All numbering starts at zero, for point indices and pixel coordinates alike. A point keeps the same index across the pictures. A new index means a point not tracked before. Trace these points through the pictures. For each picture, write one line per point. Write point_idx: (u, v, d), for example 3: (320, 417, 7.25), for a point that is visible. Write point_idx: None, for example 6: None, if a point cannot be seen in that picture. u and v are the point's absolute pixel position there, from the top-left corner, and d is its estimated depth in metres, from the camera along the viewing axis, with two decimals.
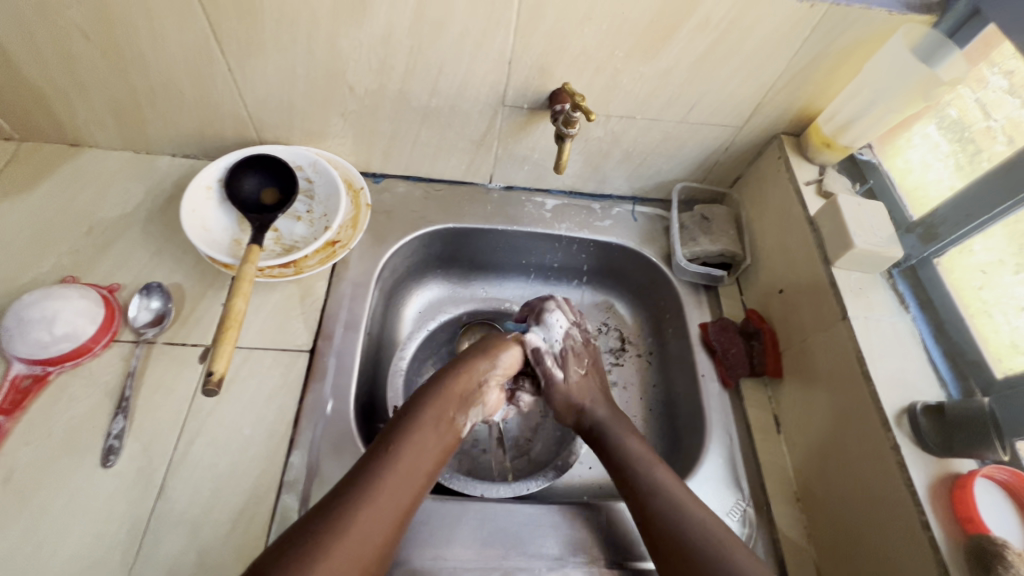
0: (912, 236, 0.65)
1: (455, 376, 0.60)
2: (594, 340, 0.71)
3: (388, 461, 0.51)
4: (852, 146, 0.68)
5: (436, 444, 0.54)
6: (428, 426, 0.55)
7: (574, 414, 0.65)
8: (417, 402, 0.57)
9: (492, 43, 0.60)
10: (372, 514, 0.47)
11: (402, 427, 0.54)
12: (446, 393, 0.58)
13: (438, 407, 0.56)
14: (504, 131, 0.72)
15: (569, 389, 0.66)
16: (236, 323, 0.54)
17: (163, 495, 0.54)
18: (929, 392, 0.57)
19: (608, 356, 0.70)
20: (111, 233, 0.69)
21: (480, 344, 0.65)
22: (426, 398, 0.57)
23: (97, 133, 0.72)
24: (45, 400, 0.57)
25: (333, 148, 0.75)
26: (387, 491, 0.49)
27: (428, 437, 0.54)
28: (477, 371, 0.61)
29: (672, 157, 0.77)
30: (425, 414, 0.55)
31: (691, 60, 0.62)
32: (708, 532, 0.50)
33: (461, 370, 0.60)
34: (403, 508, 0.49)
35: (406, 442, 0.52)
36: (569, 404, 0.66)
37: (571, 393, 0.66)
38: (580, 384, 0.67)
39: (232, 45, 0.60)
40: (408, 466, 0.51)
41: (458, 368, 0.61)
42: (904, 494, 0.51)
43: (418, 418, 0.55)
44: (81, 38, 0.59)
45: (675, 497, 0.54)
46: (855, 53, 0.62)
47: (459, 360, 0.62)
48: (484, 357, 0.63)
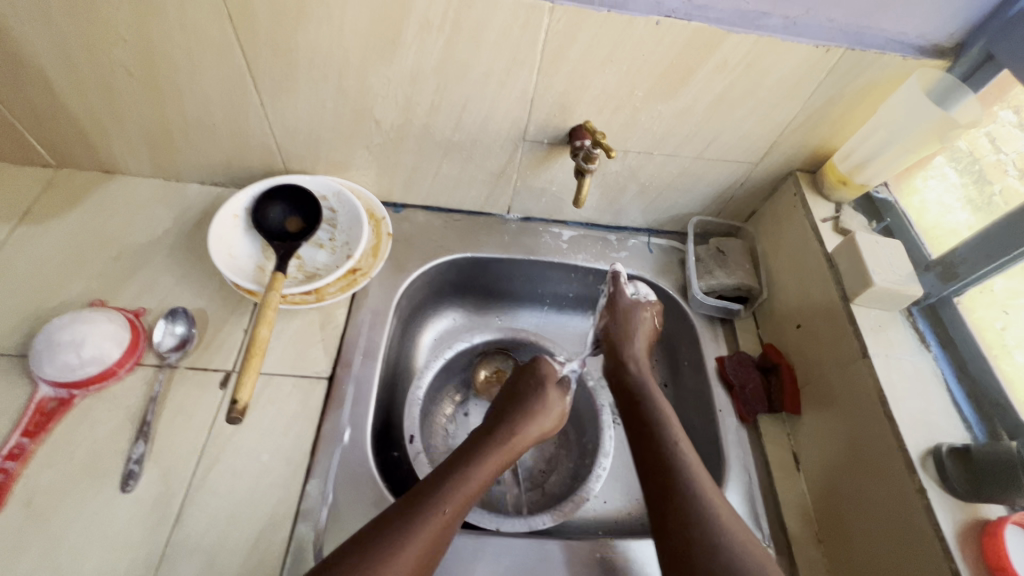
0: (930, 275, 0.64)
1: (532, 417, 0.66)
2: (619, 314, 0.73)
3: (457, 480, 0.55)
4: (868, 185, 0.69)
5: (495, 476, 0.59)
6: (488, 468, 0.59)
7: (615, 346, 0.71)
8: (486, 435, 0.63)
9: (515, 82, 0.62)
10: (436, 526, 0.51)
11: (473, 454, 0.59)
12: (518, 431, 0.64)
13: (507, 444, 0.62)
14: (523, 165, 0.74)
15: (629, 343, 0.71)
16: (260, 351, 0.55)
17: (179, 522, 0.54)
18: (953, 434, 0.56)
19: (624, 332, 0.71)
20: (139, 258, 0.71)
21: (546, 378, 0.70)
22: (497, 433, 0.63)
23: (131, 160, 0.75)
24: (68, 422, 0.58)
25: (356, 179, 0.77)
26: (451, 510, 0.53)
27: (492, 467, 0.59)
28: (544, 414, 0.67)
29: (689, 191, 0.78)
30: (495, 447, 0.61)
31: (709, 100, 0.64)
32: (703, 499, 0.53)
33: (538, 412, 0.66)
34: (455, 528, 0.54)
35: (477, 468, 0.58)
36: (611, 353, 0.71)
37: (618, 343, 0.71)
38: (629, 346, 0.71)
39: (266, 81, 0.62)
40: (476, 490, 0.56)
41: (532, 414, 0.66)
42: (931, 540, 0.50)
43: (489, 449, 0.60)
44: (124, 73, 0.62)
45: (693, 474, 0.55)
46: (868, 97, 0.64)
47: (536, 399, 0.67)
48: (550, 395, 0.69)
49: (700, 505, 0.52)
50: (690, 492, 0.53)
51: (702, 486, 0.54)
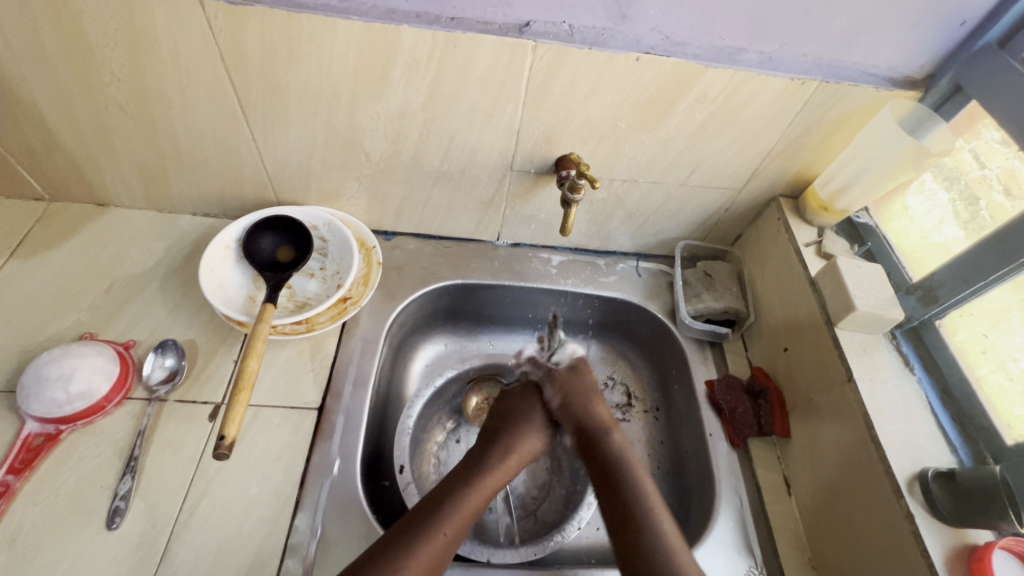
0: (911, 298, 0.65)
1: (516, 444, 0.65)
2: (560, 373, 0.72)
3: (439, 515, 0.55)
4: (848, 210, 0.71)
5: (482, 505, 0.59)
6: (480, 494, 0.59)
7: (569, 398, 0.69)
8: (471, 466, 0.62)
9: (501, 115, 0.64)
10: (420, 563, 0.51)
11: (456, 488, 0.58)
12: (503, 463, 0.63)
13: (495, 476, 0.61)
14: (512, 193, 0.75)
15: (586, 380, 0.71)
16: (249, 384, 0.55)
17: (165, 559, 0.53)
18: (939, 457, 0.57)
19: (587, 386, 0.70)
20: (130, 290, 0.71)
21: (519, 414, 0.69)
22: (483, 464, 0.62)
23: (124, 193, 0.76)
24: (55, 458, 0.58)
25: (347, 209, 0.78)
26: (434, 545, 0.52)
27: (485, 492, 0.59)
28: (527, 440, 0.66)
29: (675, 216, 0.80)
30: (481, 479, 0.60)
31: (691, 130, 0.65)
32: (653, 520, 0.55)
33: (523, 440, 0.66)
34: (444, 559, 0.53)
35: (462, 502, 0.57)
36: (568, 402, 0.68)
37: (573, 385, 0.70)
38: (590, 383, 0.71)
39: (258, 117, 0.64)
40: (461, 525, 0.55)
41: (524, 435, 0.66)
42: (921, 567, 0.50)
43: (471, 482, 0.59)
44: (117, 111, 0.63)
45: (646, 496, 0.58)
46: (845, 125, 0.65)
47: (514, 430, 0.66)
48: (526, 422, 0.67)
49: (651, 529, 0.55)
50: (647, 516, 0.56)
51: (660, 521, 0.55)
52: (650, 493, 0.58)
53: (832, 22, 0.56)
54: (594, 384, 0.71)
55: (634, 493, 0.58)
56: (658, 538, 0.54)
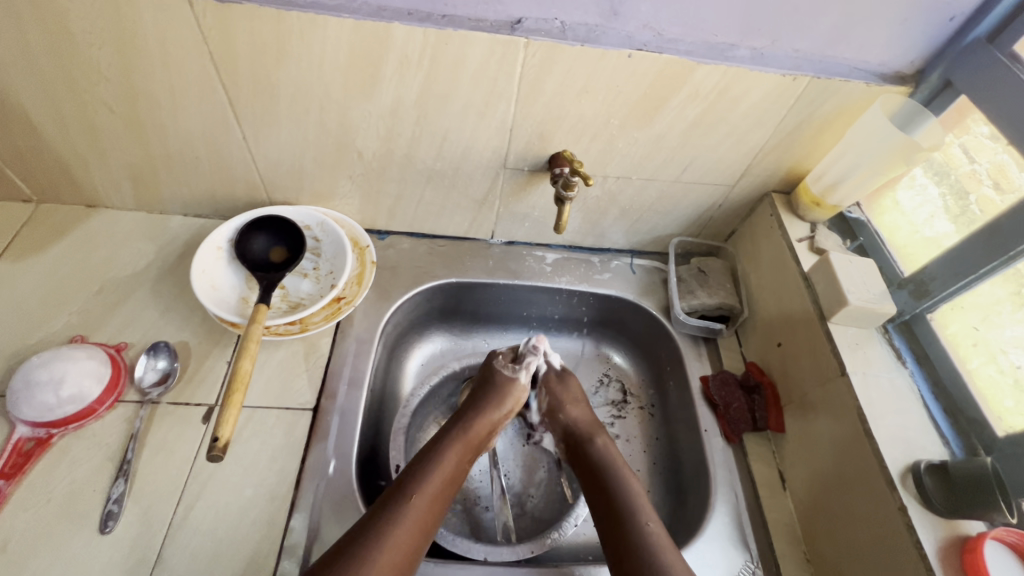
0: (903, 292, 0.66)
1: (476, 415, 0.66)
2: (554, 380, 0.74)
3: (411, 496, 0.55)
4: (840, 205, 0.71)
5: (449, 486, 0.59)
6: (446, 468, 0.59)
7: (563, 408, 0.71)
8: (436, 444, 0.62)
9: (494, 113, 0.63)
10: (396, 548, 0.51)
11: (423, 470, 0.57)
12: (463, 433, 0.63)
13: (457, 443, 0.62)
14: (506, 191, 0.75)
15: (572, 383, 0.74)
16: (242, 386, 0.55)
17: (160, 563, 0.53)
18: (931, 450, 0.57)
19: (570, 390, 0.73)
20: (120, 292, 0.71)
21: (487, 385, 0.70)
22: (445, 443, 0.62)
23: (113, 195, 0.75)
24: (46, 463, 0.57)
25: (340, 208, 0.78)
26: (411, 530, 0.53)
27: (450, 464, 0.60)
28: (493, 413, 0.67)
29: (668, 213, 0.80)
30: (443, 460, 0.60)
31: (683, 126, 0.65)
32: (639, 525, 0.56)
33: (484, 409, 0.67)
34: (421, 544, 0.53)
35: (427, 479, 0.57)
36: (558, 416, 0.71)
37: (562, 395, 0.72)
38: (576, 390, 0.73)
39: (248, 116, 0.63)
40: (431, 505, 0.55)
41: (486, 403, 0.67)
42: (914, 559, 0.50)
43: (435, 462, 0.59)
44: (106, 111, 0.62)
45: (636, 502, 0.59)
46: (837, 121, 0.66)
47: (476, 409, 0.67)
48: (496, 397, 0.68)
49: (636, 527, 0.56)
50: (634, 522, 0.57)
51: (647, 521, 0.57)
52: (641, 501, 0.59)
53: (823, 18, 0.56)
54: (581, 390, 0.73)
55: (626, 502, 0.59)
56: (643, 542, 0.55)
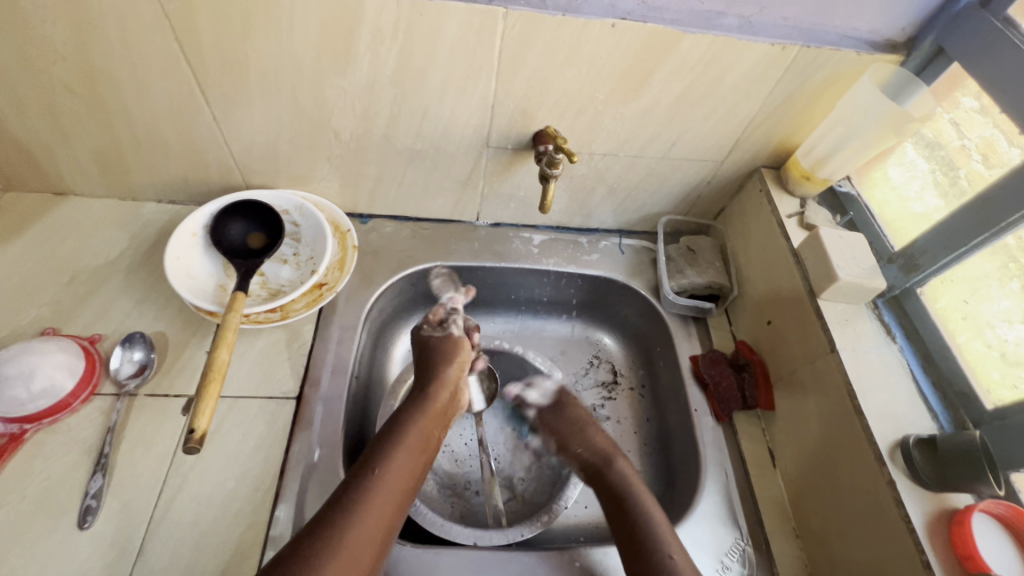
0: (893, 267, 0.65)
1: (434, 385, 0.65)
2: (547, 411, 0.74)
3: (377, 468, 0.53)
4: (830, 179, 0.70)
5: (421, 457, 0.58)
6: (412, 437, 0.58)
7: (576, 438, 0.69)
8: (399, 418, 0.60)
9: (475, 88, 0.61)
10: (370, 522, 0.50)
11: (389, 445, 0.56)
12: (423, 403, 0.63)
13: (421, 412, 0.61)
14: (489, 171, 0.73)
15: (572, 414, 0.72)
16: (219, 375, 0.53)
17: (141, 557, 0.52)
18: (920, 424, 0.57)
19: (568, 420, 0.71)
20: (93, 282, 0.68)
21: (438, 347, 0.70)
22: (408, 417, 0.60)
23: (82, 181, 0.72)
24: (20, 459, 0.55)
25: (319, 191, 0.75)
26: (383, 502, 0.52)
27: (417, 432, 0.59)
28: (449, 383, 0.66)
29: (656, 191, 0.78)
30: (410, 433, 0.58)
31: (670, 100, 0.64)
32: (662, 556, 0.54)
33: (439, 380, 0.66)
34: (398, 516, 0.53)
35: (393, 450, 0.56)
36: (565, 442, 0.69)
37: (564, 420, 0.72)
38: (580, 415, 0.72)
39: (217, 95, 0.60)
40: (403, 477, 0.54)
41: (440, 374, 0.66)
42: (902, 533, 0.50)
43: (403, 438, 0.58)
44: (66, 92, 0.59)
45: (659, 532, 0.56)
46: (827, 92, 0.64)
47: (432, 377, 0.66)
48: (448, 366, 0.68)
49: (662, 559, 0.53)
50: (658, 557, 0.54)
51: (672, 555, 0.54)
52: (664, 526, 0.57)
53: None
54: (585, 414, 0.72)
55: (645, 526, 0.56)
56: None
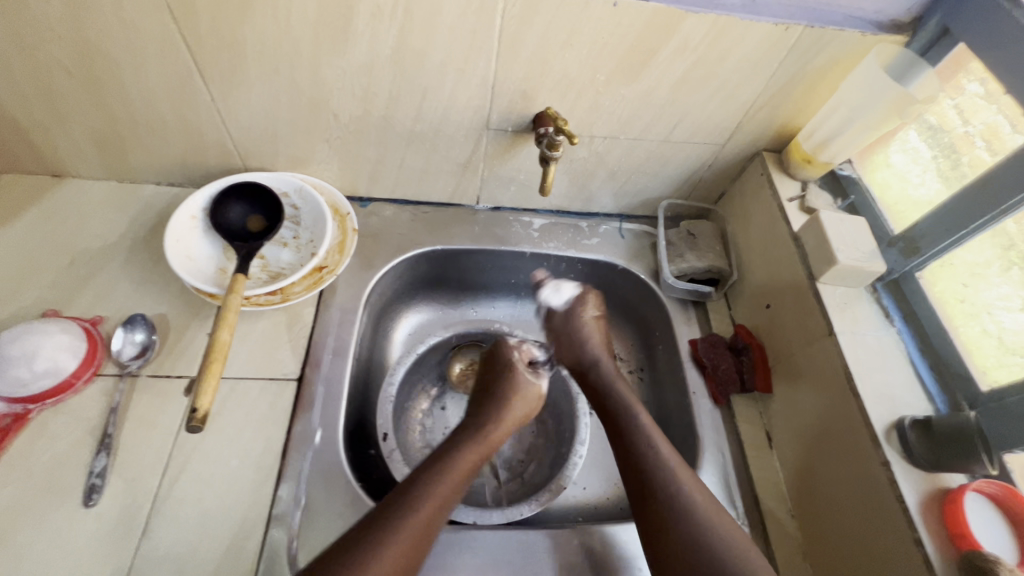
0: (893, 250, 0.65)
1: (493, 422, 0.62)
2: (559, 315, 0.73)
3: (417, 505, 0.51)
4: (832, 162, 0.69)
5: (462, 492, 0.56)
6: (457, 477, 0.55)
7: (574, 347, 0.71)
8: (450, 447, 0.59)
9: (474, 68, 0.60)
10: (392, 564, 0.47)
11: (432, 481, 0.54)
12: (479, 439, 0.60)
13: (473, 451, 0.59)
14: (489, 153, 0.73)
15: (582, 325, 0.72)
16: (221, 356, 0.54)
17: (147, 533, 0.53)
18: (916, 406, 0.57)
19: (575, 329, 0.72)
20: (94, 264, 0.68)
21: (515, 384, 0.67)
22: (461, 450, 0.58)
23: (79, 163, 0.72)
24: (25, 439, 0.56)
25: (318, 174, 0.75)
26: (413, 541, 0.49)
27: (466, 472, 0.57)
28: (510, 417, 0.64)
29: (657, 175, 0.78)
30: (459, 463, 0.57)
31: (671, 82, 0.63)
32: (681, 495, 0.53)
33: (500, 415, 0.63)
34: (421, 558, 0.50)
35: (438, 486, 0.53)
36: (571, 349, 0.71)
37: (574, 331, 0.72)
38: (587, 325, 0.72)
39: (215, 76, 0.60)
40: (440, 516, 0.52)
41: (501, 409, 0.64)
42: (896, 512, 0.51)
43: (450, 465, 0.56)
44: (62, 72, 0.58)
45: (665, 471, 0.55)
46: (832, 72, 0.63)
47: (493, 414, 0.63)
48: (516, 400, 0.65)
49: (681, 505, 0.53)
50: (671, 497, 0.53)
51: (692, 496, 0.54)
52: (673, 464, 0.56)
53: None
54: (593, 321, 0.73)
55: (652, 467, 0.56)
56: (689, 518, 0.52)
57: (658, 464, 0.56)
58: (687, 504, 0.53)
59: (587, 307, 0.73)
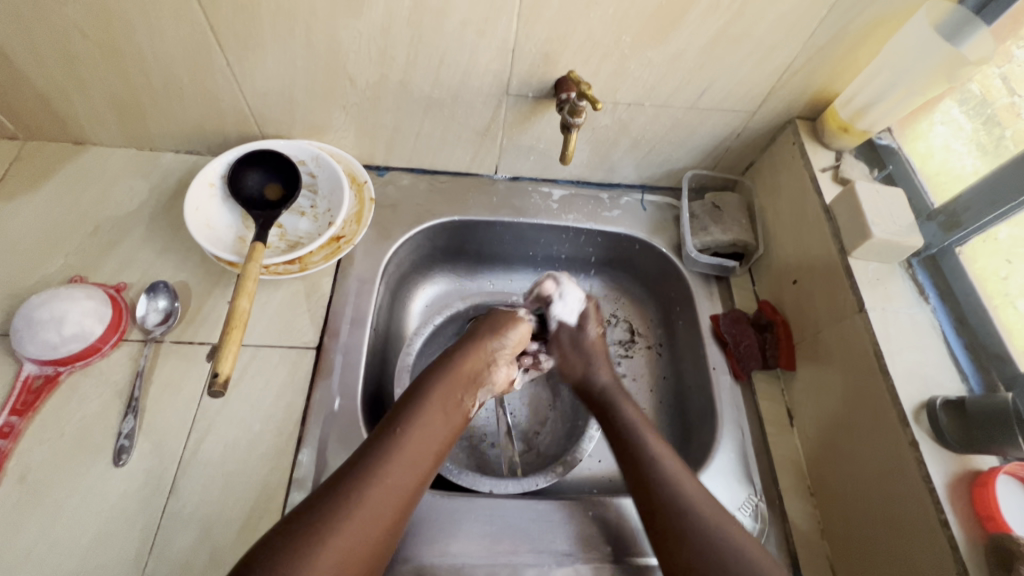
0: (932, 224, 0.62)
1: (466, 352, 0.62)
2: (570, 331, 0.70)
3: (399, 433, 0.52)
4: (870, 130, 0.66)
5: (444, 425, 0.55)
6: (436, 404, 0.56)
7: (582, 368, 0.68)
8: (425, 381, 0.58)
9: (494, 30, 0.58)
10: (384, 490, 0.48)
11: (413, 408, 0.54)
12: (453, 368, 0.60)
13: (448, 379, 0.58)
14: (509, 121, 0.71)
15: (591, 347, 0.69)
16: (241, 324, 0.54)
17: (174, 493, 0.54)
18: (948, 387, 0.55)
19: (586, 351, 0.69)
20: (117, 232, 0.69)
21: (489, 320, 0.67)
22: (434, 378, 0.58)
23: (100, 130, 0.72)
24: (56, 400, 0.58)
25: (335, 142, 0.74)
26: (401, 467, 0.50)
27: (444, 397, 0.57)
28: (484, 350, 0.63)
29: (683, 144, 0.75)
30: (434, 393, 0.57)
31: (701, 44, 0.60)
32: (669, 479, 0.54)
33: (473, 347, 0.62)
34: (416, 480, 0.51)
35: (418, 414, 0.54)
36: (578, 371, 0.68)
37: (578, 357, 0.69)
38: (593, 343, 0.70)
39: (230, 39, 0.59)
40: (422, 438, 0.53)
41: (474, 341, 0.63)
42: (922, 492, 0.49)
43: (427, 394, 0.56)
44: (79, 35, 0.58)
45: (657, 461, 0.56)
46: (875, 33, 0.59)
47: (464, 344, 0.63)
48: (492, 335, 0.64)
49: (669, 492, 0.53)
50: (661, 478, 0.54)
51: (674, 479, 0.54)
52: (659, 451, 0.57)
53: None
54: (601, 344, 0.70)
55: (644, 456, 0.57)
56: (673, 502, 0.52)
57: (651, 464, 0.56)
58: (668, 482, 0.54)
59: (592, 324, 0.71)
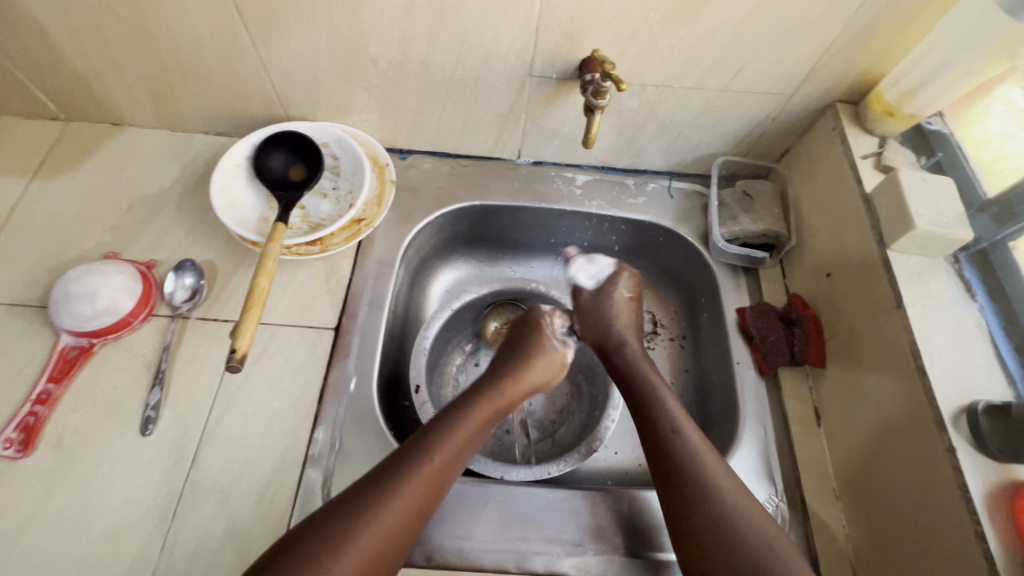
0: (984, 215, 0.59)
1: (506, 381, 0.63)
2: (591, 295, 0.73)
3: (427, 450, 0.52)
4: (919, 114, 0.62)
5: (472, 448, 0.56)
6: (469, 428, 0.56)
7: (603, 326, 0.69)
8: (462, 403, 0.59)
9: (518, 9, 0.57)
10: (403, 507, 0.48)
11: (445, 428, 0.55)
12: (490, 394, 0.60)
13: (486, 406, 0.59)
14: (532, 103, 0.69)
15: (614, 305, 0.71)
16: (259, 302, 0.55)
17: (196, 464, 0.56)
18: (993, 389, 0.51)
19: (605, 311, 0.70)
20: (149, 210, 0.71)
21: (534, 346, 0.67)
22: (472, 402, 0.59)
23: (135, 111, 0.74)
24: (89, 370, 0.60)
25: (359, 124, 0.74)
26: (424, 485, 0.50)
27: (478, 422, 0.57)
28: (525, 381, 0.64)
29: (714, 128, 0.72)
30: (470, 418, 0.57)
31: (735, 22, 0.57)
32: (699, 466, 0.52)
33: (514, 376, 0.63)
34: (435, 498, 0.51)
35: (451, 433, 0.54)
36: (601, 323, 0.70)
37: (604, 309, 0.71)
38: (618, 304, 0.71)
39: (255, 20, 0.59)
40: (451, 459, 0.53)
41: (516, 369, 0.64)
42: (957, 501, 0.46)
43: (462, 416, 0.57)
44: (112, 17, 0.59)
45: (692, 447, 0.53)
46: (929, 7, 0.55)
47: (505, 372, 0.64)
48: (534, 366, 0.65)
49: (697, 478, 0.51)
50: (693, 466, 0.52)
51: (704, 463, 0.52)
52: (692, 435, 0.55)
53: None
54: (627, 305, 0.71)
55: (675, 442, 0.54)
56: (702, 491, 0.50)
57: (682, 448, 0.53)
58: (698, 467, 0.52)
59: (621, 286, 0.72)
